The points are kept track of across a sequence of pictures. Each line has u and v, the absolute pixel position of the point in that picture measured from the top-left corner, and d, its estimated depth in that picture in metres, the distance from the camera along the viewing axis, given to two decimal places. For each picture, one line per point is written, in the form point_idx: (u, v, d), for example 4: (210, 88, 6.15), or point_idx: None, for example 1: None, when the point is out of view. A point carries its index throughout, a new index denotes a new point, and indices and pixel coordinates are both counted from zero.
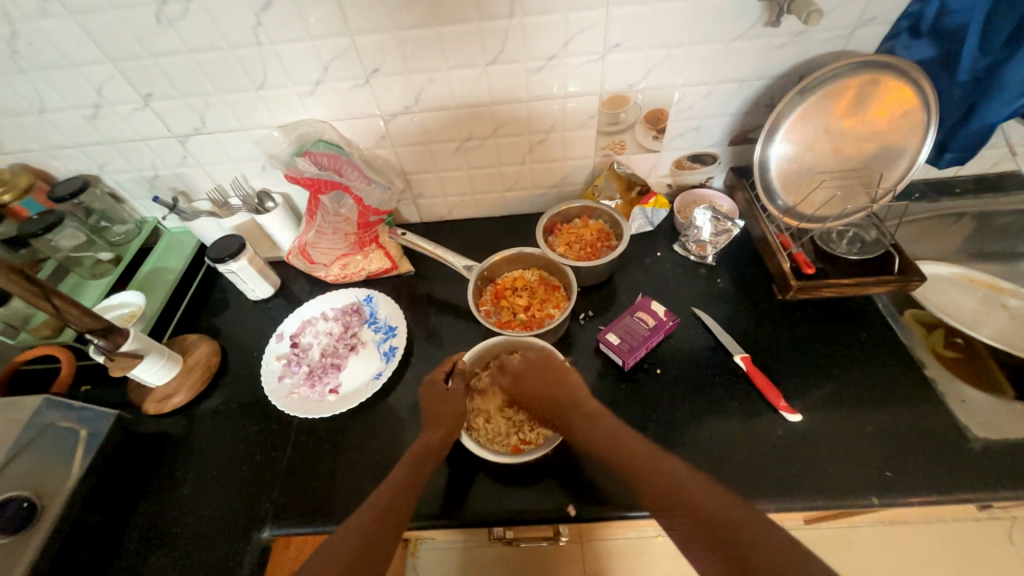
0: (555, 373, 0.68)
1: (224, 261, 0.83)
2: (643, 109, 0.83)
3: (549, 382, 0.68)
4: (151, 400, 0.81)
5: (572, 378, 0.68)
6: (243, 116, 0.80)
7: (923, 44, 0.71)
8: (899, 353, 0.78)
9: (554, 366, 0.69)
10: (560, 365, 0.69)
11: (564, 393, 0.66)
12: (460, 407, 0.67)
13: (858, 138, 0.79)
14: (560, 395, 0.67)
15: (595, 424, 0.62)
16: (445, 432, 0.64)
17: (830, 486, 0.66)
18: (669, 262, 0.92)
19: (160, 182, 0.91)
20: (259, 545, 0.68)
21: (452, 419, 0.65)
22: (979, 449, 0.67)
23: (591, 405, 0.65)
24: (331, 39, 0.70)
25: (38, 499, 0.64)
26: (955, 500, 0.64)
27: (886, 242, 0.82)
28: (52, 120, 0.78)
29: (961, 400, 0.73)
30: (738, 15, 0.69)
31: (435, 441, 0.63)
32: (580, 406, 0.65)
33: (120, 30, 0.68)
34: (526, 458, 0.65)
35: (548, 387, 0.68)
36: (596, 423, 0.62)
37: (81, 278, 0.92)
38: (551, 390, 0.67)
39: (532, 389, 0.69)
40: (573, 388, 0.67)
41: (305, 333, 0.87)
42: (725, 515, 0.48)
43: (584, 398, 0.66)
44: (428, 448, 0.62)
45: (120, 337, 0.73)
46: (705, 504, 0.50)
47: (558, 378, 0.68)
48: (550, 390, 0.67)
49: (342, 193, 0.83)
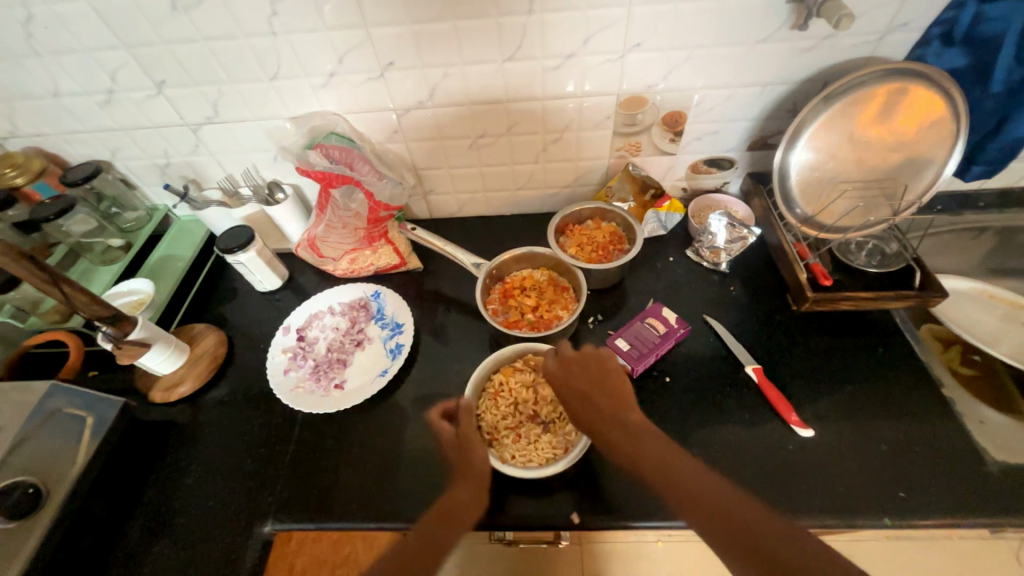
0: (603, 378, 0.63)
1: (233, 252, 0.83)
2: (661, 111, 0.81)
3: (597, 383, 0.62)
4: (159, 389, 0.81)
5: (624, 388, 0.62)
6: (256, 106, 0.79)
7: (956, 53, 0.69)
8: (916, 369, 0.76)
9: (607, 370, 0.63)
10: (612, 371, 0.63)
11: (606, 402, 0.61)
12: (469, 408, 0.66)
13: (884, 147, 0.77)
14: (601, 402, 0.61)
15: (631, 431, 0.57)
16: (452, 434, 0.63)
17: (840, 503, 0.65)
18: (681, 268, 0.91)
19: (171, 170, 0.90)
20: (260, 539, 0.68)
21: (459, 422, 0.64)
22: (996, 472, 0.66)
23: (635, 420, 0.58)
24: (345, 31, 0.69)
25: (42, 485, 0.64)
26: (968, 523, 0.63)
27: (907, 255, 0.80)
28: (66, 105, 0.78)
29: (980, 421, 0.71)
30: (764, 17, 0.67)
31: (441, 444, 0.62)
32: (621, 416, 0.59)
33: (134, 15, 0.67)
34: (572, 456, 0.65)
35: (591, 387, 0.62)
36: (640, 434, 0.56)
37: (92, 264, 0.91)
38: (598, 393, 0.61)
39: (568, 388, 0.63)
40: (615, 400, 0.61)
41: (311, 327, 0.87)
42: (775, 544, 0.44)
43: (630, 407, 0.60)
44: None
45: (128, 324, 0.73)
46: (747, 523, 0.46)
47: (602, 380, 0.63)
48: (586, 389, 0.62)
49: (353, 187, 0.82)
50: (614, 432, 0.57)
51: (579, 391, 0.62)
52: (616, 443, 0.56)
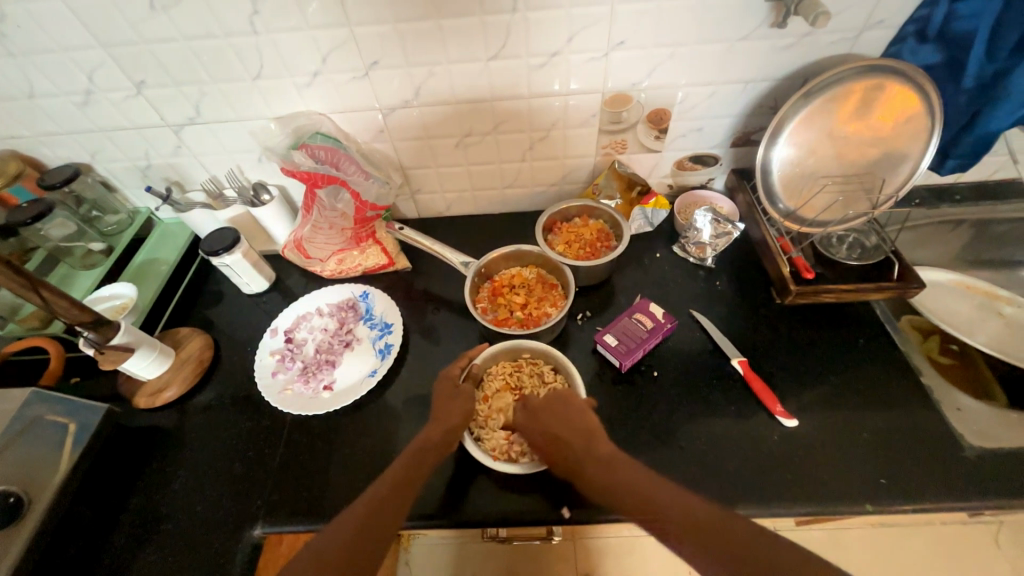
0: (572, 416, 0.63)
1: (218, 254, 0.82)
2: (645, 109, 0.82)
3: (566, 425, 0.62)
4: (142, 395, 0.79)
5: (589, 420, 0.62)
6: (239, 107, 0.78)
7: (930, 50, 0.71)
8: (896, 359, 0.78)
9: (572, 404, 0.64)
10: (576, 408, 0.64)
11: (578, 442, 0.59)
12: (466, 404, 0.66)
13: (862, 143, 0.78)
14: (573, 443, 0.59)
15: (604, 465, 0.55)
16: (446, 428, 0.63)
17: (824, 491, 0.66)
18: (668, 264, 0.92)
19: (153, 172, 0.89)
20: (250, 543, 0.68)
21: (455, 419, 0.64)
22: (973, 457, 0.68)
23: (606, 450, 0.57)
24: (329, 30, 0.69)
25: (25, 494, 0.63)
26: (948, 507, 0.64)
27: (885, 248, 0.82)
28: (42, 106, 0.76)
29: (957, 409, 0.73)
30: (744, 15, 0.68)
31: (435, 440, 0.62)
32: (592, 451, 0.58)
33: (112, 14, 0.66)
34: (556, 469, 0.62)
35: (562, 430, 0.61)
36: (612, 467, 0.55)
37: (72, 269, 0.89)
38: (567, 432, 0.61)
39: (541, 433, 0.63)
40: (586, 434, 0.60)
41: (299, 328, 0.87)
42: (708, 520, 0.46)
43: (597, 441, 0.59)
44: (428, 447, 0.61)
45: (111, 329, 0.72)
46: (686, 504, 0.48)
47: (573, 422, 0.62)
48: (558, 434, 0.61)
49: (339, 188, 0.81)
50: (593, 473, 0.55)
51: (548, 436, 0.62)
52: (595, 484, 0.54)
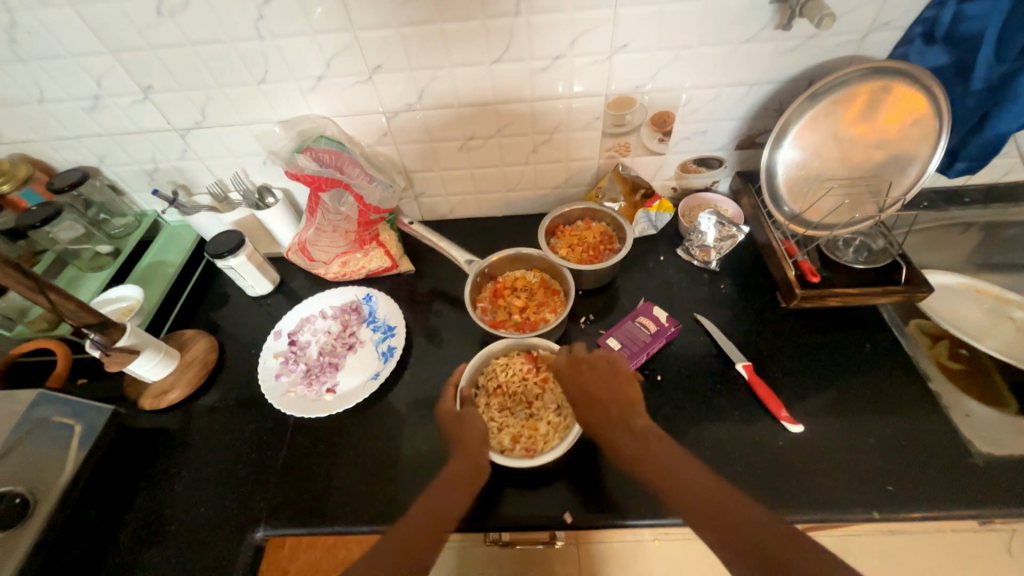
0: (616, 384, 0.64)
1: (223, 256, 0.82)
2: (649, 111, 0.81)
3: (607, 387, 0.64)
4: (147, 396, 0.80)
5: (632, 392, 0.64)
6: (244, 111, 0.79)
7: (937, 51, 0.70)
8: (904, 364, 0.77)
9: (620, 374, 0.66)
10: (620, 374, 0.66)
11: (616, 408, 0.62)
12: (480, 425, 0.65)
13: (868, 145, 0.78)
14: (611, 408, 0.62)
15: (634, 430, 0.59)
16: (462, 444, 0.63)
17: (830, 498, 0.65)
18: (672, 267, 0.91)
19: (160, 176, 0.90)
20: (253, 546, 0.68)
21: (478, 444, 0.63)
22: (983, 464, 0.66)
23: (641, 424, 0.60)
24: (334, 35, 0.69)
25: (31, 495, 0.64)
26: (957, 515, 0.63)
27: (893, 251, 0.81)
28: (52, 111, 0.77)
29: (965, 415, 0.72)
30: (748, 17, 0.68)
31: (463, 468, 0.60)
32: (628, 423, 0.60)
33: (121, 21, 0.67)
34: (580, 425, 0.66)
35: (600, 389, 0.64)
36: (647, 441, 0.57)
37: (80, 271, 0.90)
38: (606, 396, 0.63)
39: (578, 388, 0.65)
40: (626, 404, 0.63)
41: (303, 331, 0.87)
42: (736, 513, 0.49)
43: (636, 413, 0.62)
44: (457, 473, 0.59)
45: (117, 331, 0.73)
46: (700, 490, 0.51)
47: (614, 383, 0.65)
48: (601, 397, 0.63)
49: (342, 192, 0.82)
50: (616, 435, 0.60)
51: (587, 394, 0.64)
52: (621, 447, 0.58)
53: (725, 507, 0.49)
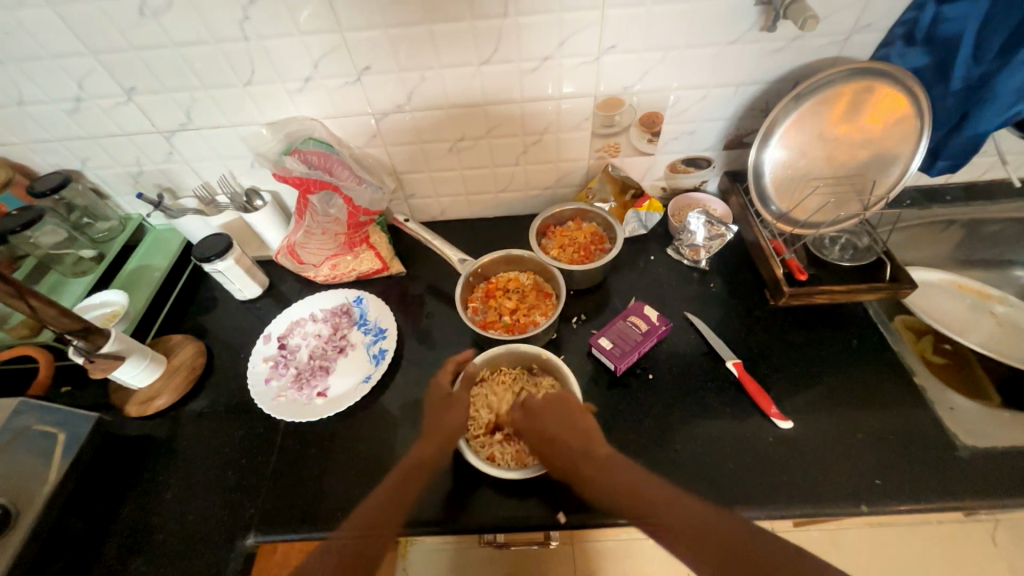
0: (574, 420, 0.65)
1: (211, 260, 0.81)
2: (638, 112, 0.82)
3: (562, 428, 0.65)
4: (133, 403, 0.79)
5: (586, 423, 0.65)
6: (231, 112, 0.78)
7: (917, 52, 0.71)
8: (890, 360, 0.78)
9: (570, 408, 0.66)
10: (573, 411, 0.66)
11: (575, 442, 0.63)
12: (461, 416, 0.68)
13: (852, 144, 0.79)
14: (571, 445, 0.63)
15: (599, 466, 0.61)
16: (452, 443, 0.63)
17: (820, 493, 0.66)
18: (662, 266, 0.92)
19: (144, 179, 0.88)
20: (243, 552, 0.67)
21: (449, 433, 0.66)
22: (967, 457, 0.68)
23: (602, 451, 0.63)
24: (321, 36, 0.69)
25: (14, 505, 0.62)
26: (943, 506, 0.65)
27: (877, 249, 0.82)
28: (32, 113, 0.76)
29: (950, 408, 0.74)
30: (734, 19, 0.69)
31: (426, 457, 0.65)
32: (592, 454, 0.62)
33: (102, 22, 0.66)
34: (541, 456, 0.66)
35: (558, 433, 0.64)
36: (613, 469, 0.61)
37: (62, 277, 0.88)
38: (565, 432, 0.64)
39: (539, 436, 0.65)
40: (586, 436, 0.64)
41: (292, 335, 0.86)
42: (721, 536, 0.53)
43: (595, 444, 0.63)
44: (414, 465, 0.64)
45: (100, 337, 0.71)
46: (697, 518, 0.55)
47: (569, 421, 0.65)
48: (555, 435, 0.64)
49: (332, 193, 0.81)
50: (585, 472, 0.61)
51: (543, 437, 0.65)
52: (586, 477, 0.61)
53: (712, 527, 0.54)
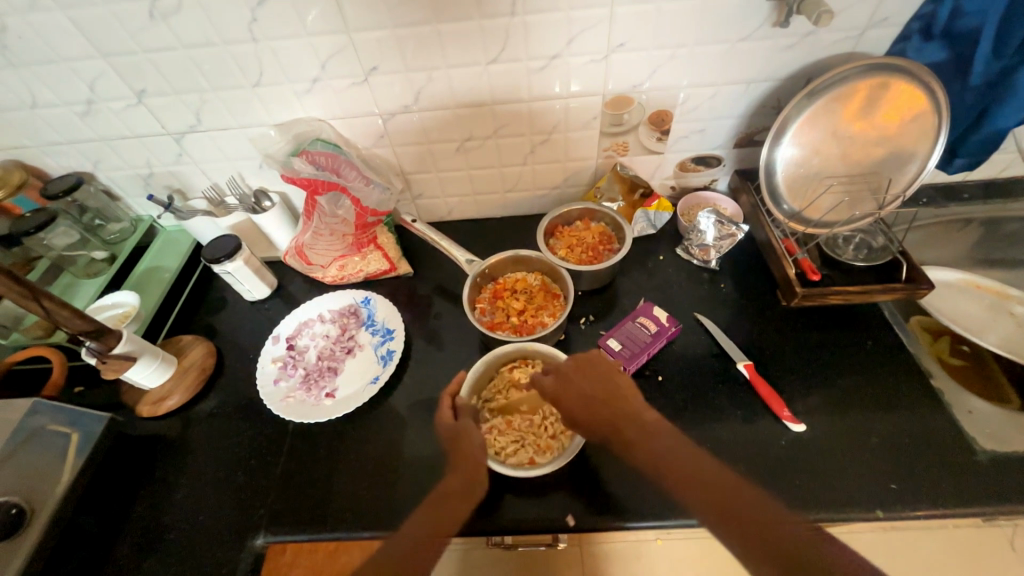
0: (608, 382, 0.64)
1: (220, 261, 0.81)
2: (647, 110, 0.81)
3: (605, 388, 0.64)
4: (144, 403, 0.80)
5: (625, 383, 0.65)
6: (239, 114, 0.78)
7: (935, 47, 0.70)
8: (905, 362, 0.77)
9: (609, 371, 0.66)
10: (613, 371, 0.65)
11: (619, 406, 0.62)
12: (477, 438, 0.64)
13: (867, 142, 0.77)
14: (613, 406, 0.62)
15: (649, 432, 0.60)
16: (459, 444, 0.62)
17: (834, 497, 0.65)
18: (671, 266, 0.91)
19: (154, 180, 0.89)
20: (253, 553, 0.68)
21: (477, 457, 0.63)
22: (986, 461, 0.66)
23: (649, 419, 0.61)
24: (328, 36, 0.68)
25: (26, 504, 0.63)
26: (960, 512, 0.63)
27: (893, 249, 0.80)
28: (44, 116, 0.77)
29: (968, 411, 0.72)
30: (745, 15, 0.68)
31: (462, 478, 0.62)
32: (638, 420, 0.61)
33: (112, 25, 0.66)
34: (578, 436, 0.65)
35: (599, 391, 0.63)
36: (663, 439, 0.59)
37: (75, 278, 0.90)
38: (607, 398, 0.63)
39: (576, 395, 0.64)
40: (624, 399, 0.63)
41: (301, 335, 0.86)
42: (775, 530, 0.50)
43: (641, 410, 0.62)
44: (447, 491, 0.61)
45: (112, 338, 0.72)
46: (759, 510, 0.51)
47: (612, 387, 0.64)
48: (597, 394, 0.63)
49: (340, 194, 0.82)
50: (633, 436, 0.59)
51: (585, 399, 0.63)
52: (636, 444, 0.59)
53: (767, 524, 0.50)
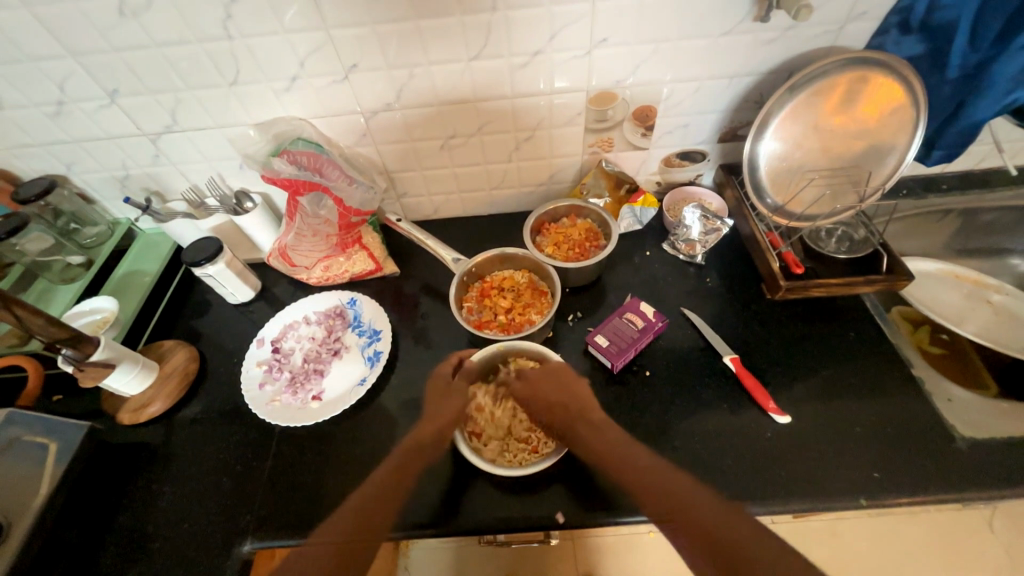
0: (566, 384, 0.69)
1: (200, 264, 0.80)
2: (631, 106, 0.81)
3: (562, 394, 0.68)
4: (126, 410, 0.78)
5: (581, 389, 0.69)
6: (217, 113, 0.77)
7: (913, 40, 0.71)
8: (887, 352, 0.78)
9: (567, 376, 0.70)
10: (568, 376, 0.70)
11: (573, 404, 0.67)
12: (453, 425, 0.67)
13: (848, 135, 0.78)
14: (568, 406, 0.67)
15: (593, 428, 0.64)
16: None
17: (819, 487, 0.66)
18: (658, 262, 0.91)
19: (131, 183, 0.87)
20: (239, 560, 0.67)
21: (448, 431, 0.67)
22: (966, 448, 0.68)
23: (596, 415, 0.66)
24: (307, 33, 0.67)
25: (3, 518, 0.62)
26: (941, 498, 0.65)
27: (874, 241, 0.82)
28: (13, 117, 0.74)
29: (948, 399, 0.74)
30: (727, 9, 0.68)
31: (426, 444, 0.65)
32: (585, 417, 0.66)
33: (80, 22, 0.64)
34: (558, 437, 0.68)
35: (557, 397, 0.68)
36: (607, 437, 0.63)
37: (51, 284, 0.88)
38: (560, 397, 0.68)
39: (540, 402, 0.69)
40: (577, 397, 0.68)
41: (286, 338, 0.85)
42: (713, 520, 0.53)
43: (590, 410, 0.66)
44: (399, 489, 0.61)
45: (89, 346, 0.70)
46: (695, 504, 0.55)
47: (566, 387, 0.69)
48: (553, 401, 0.68)
49: (321, 195, 0.80)
50: (580, 434, 0.64)
51: (547, 404, 0.68)
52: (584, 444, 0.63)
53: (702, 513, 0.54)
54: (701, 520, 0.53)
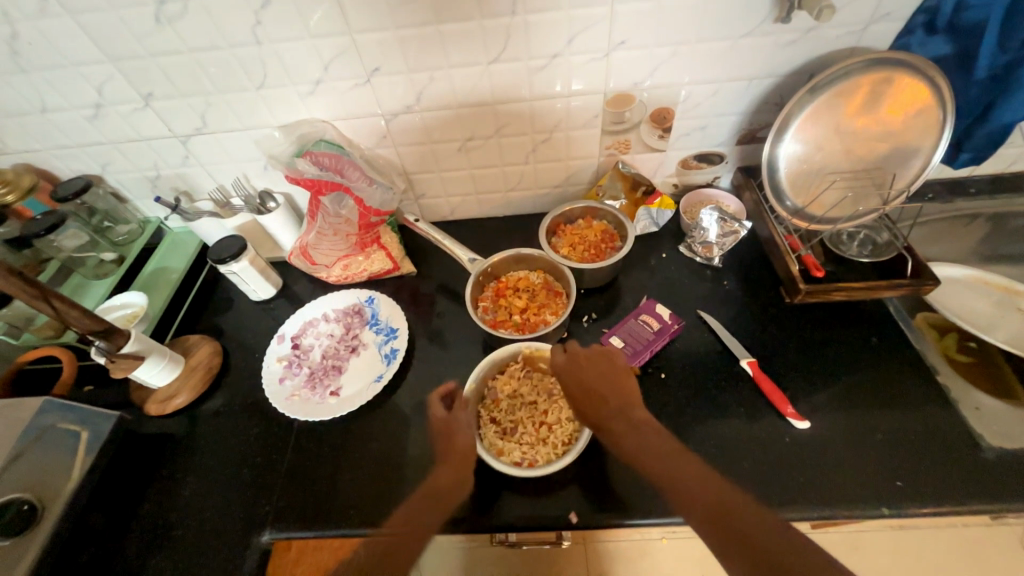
0: (612, 377, 0.65)
1: (226, 261, 0.82)
2: (648, 108, 0.81)
3: (606, 386, 0.64)
4: (152, 402, 0.80)
5: (629, 386, 0.64)
6: (244, 116, 0.79)
7: (939, 41, 0.69)
8: (909, 358, 0.76)
9: (616, 371, 0.66)
10: (615, 366, 0.66)
11: (616, 400, 0.62)
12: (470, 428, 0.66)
13: (871, 137, 0.77)
14: (611, 401, 0.62)
15: (633, 427, 0.59)
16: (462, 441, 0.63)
17: (838, 494, 0.65)
18: (674, 264, 0.91)
19: (162, 182, 0.90)
20: (258, 550, 0.68)
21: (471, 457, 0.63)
22: (993, 459, 0.66)
23: (638, 415, 0.61)
24: (331, 38, 0.69)
25: (39, 502, 0.64)
26: (967, 509, 0.63)
27: (899, 244, 0.80)
28: (54, 119, 0.78)
29: (976, 407, 0.71)
30: (747, 11, 0.67)
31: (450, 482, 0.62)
32: (626, 415, 0.60)
33: (119, 29, 0.67)
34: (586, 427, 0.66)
35: (602, 389, 0.63)
36: (641, 431, 0.58)
37: (85, 279, 0.91)
38: (605, 389, 0.64)
39: (577, 384, 0.65)
40: (625, 396, 0.63)
41: (306, 334, 0.87)
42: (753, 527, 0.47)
43: (633, 408, 0.61)
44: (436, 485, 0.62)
45: (121, 338, 0.73)
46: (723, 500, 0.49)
47: (613, 381, 0.65)
48: (596, 388, 0.64)
49: (342, 194, 0.82)
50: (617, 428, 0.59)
51: (585, 390, 0.64)
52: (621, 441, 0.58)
53: (722, 500, 0.49)
54: (713, 503, 0.49)
